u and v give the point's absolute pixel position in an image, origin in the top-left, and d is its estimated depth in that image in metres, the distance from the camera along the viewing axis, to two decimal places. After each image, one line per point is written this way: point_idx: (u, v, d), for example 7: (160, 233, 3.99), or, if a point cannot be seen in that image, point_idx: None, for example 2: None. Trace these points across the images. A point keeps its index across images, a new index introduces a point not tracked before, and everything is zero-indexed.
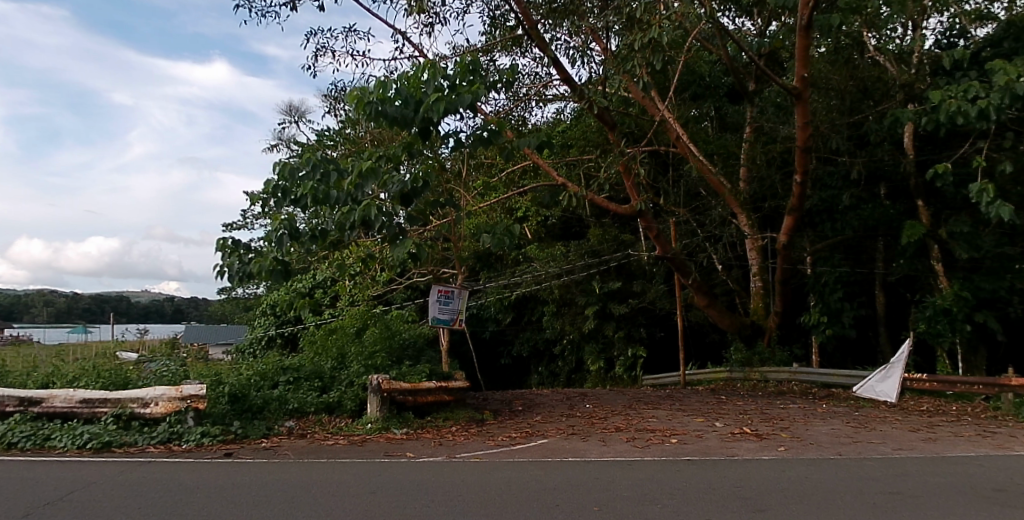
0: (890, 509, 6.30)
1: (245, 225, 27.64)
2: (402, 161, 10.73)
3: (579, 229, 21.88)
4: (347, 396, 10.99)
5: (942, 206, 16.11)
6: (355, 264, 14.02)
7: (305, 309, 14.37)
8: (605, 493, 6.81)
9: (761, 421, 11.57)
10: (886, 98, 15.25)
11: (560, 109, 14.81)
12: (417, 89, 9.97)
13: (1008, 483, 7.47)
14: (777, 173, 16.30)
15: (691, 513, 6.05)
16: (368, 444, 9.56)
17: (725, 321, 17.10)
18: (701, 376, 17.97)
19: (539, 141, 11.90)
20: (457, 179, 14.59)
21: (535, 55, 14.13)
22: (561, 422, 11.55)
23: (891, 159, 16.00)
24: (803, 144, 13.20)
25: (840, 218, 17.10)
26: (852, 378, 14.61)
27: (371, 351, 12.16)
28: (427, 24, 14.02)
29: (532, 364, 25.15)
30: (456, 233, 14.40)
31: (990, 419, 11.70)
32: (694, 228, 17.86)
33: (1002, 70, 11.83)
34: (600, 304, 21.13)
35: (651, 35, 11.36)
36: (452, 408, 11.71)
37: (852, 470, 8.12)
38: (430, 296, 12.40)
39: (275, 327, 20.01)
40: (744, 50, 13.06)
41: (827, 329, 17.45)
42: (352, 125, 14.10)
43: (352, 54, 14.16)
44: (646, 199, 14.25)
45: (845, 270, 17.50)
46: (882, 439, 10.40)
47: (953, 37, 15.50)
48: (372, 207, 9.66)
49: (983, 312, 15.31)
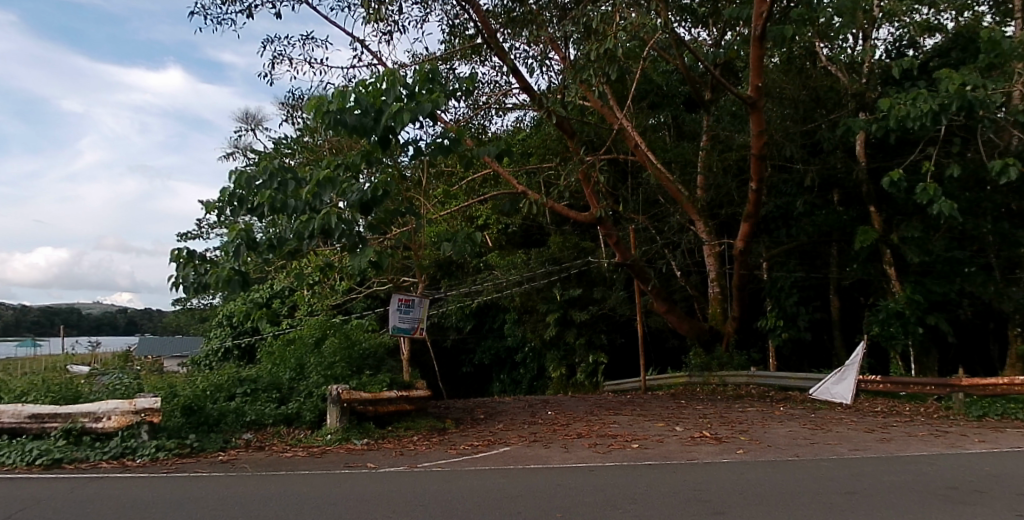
0: (848, 509, 6.41)
1: (200, 235, 27.07)
2: (361, 170, 10.62)
3: (540, 236, 21.97)
4: (306, 408, 10.83)
5: (894, 212, 16.51)
6: (313, 273, 13.83)
7: (263, 320, 14.12)
8: (567, 499, 6.81)
9: (721, 425, 11.71)
10: (838, 107, 15.48)
11: (520, 117, 14.87)
12: (376, 97, 9.90)
13: (960, 481, 7.65)
14: (733, 181, 16.74)
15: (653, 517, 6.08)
16: (327, 455, 9.42)
17: (684, 326, 17.28)
18: (662, 381, 18.13)
19: (500, 150, 11.92)
20: (417, 187, 14.49)
21: (495, 64, 14.16)
22: (523, 429, 11.52)
23: (843, 167, 16.32)
24: (758, 151, 13.43)
25: (795, 224, 17.41)
26: (809, 380, 14.86)
27: (330, 361, 11.99)
28: (386, 32, 14.01)
29: (494, 372, 25.10)
30: (417, 242, 14.35)
31: (941, 418, 12.01)
32: (653, 235, 18.03)
33: (950, 78, 12.20)
34: (561, 311, 21.22)
35: (608, 45, 11.54)
36: (413, 418, 11.62)
37: (810, 471, 8.24)
38: (391, 305, 12.29)
39: (232, 339, 19.62)
40: (701, 60, 13.26)
41: (783, 332, 17.80)
42: (309, 133, 13.93)
43: (309, 61, 14.06)
44: (606, 206, 14.34)
45: (800, 275, 17.90)
46: (838, 440, 10.60)
47: (903, 47, 16.02)
48: (332, 216, 9.58)
49: (934, 315, 15.72)
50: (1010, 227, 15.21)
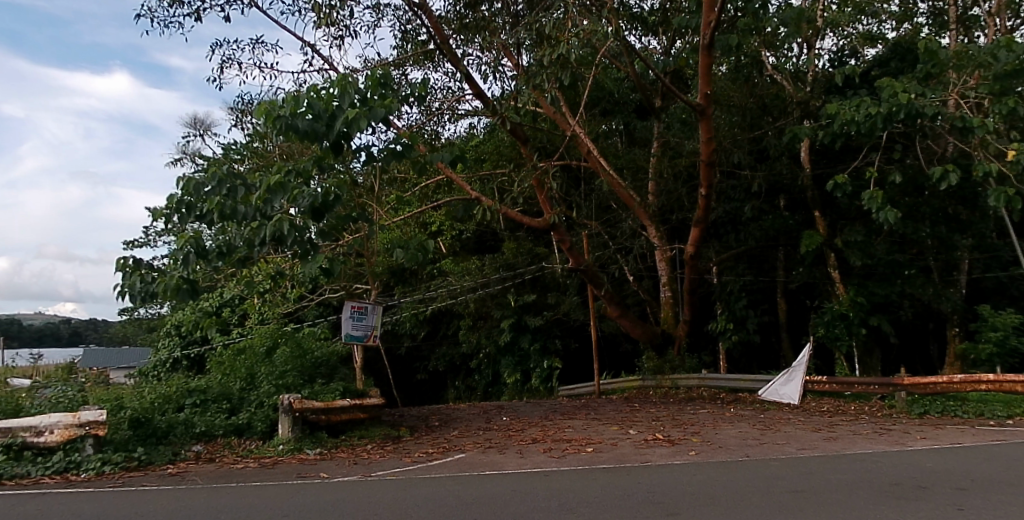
0: (795, 507, 6.57)
1: (148, 242, 26.37)
2: (313, 176, 10.53)
3: (494, 242, 22.03)
4: (257, 418, 10.67)
5: (838, 217, 16.91)
6: (264, 281, 13.61)
7: (212, 329, 13.84)
8: (522, 504, 6.83)
9: (673, 427, 11.88)
10: (784, 114, 15.85)
11: (473, 123, 14.90)
12: (329, 103, 9.84)
13: (903, 477, 7.91)
14: (683, 187, 17.03)
15: None
16: (280, 466, 9.28)
17: (638, 330, 17.48)
18: (616, 385, 18.34)
19: (453, 156, 11.92)
20: (370, 193, 14.38)
21: (447, 69, 14.17)
22: (478, 436, 11.51)
23: (789, 173, 16.64)
24: (707, 158, 13.68)
25: (743, 229, 17.75)
26: (758, 382, 15.17)
27: (281, 370, 11.80)
28: (338, 37, 13.95)
29: (449, 379, 25.02)
30: (370, 249, 14.25)
31: (885, 416, 12.39)
32: (606, 241, 18.17)
33: (891, 86, 12.63)
34: (516, 316, 21.24)
35: (561, 52, 11.62)
36: (367, 426, 11.54)
37: (759, 471, 8.42)
38: (344, 313, 12.18)
39: (181, 349, 19.17)
40: (651, 68, 13.41)
41: (733, 335, 18.16)
42: (259, 139, 13.73)
43: (258, 65, 13.89)
44: (560, 212, 14.44)
45: (748, 278, 18.26)
46: (787, 440, 10.85)
47: (846, 57, 16.35)
48: (284, 222, 9.47)
49: (877, 316, 16.21)
50: (948, 231, 15.86)
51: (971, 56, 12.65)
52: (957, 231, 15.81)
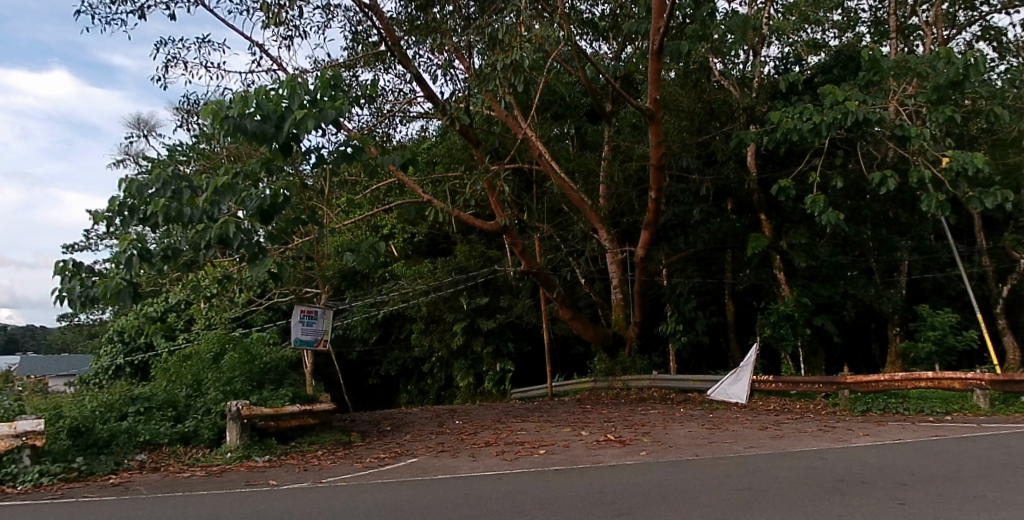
0: (743, 504, 6.70)
1: (87, 246, 25.50)
2: (261, 178, 10.37)
3: (446, 245, 21.97)
4: (204, 426, 10.46)
5: (782, 219, 17.24)
6: (211, 285, 13.32)
7: (156, 335, 13.49)
8: (476, 507, 6.81)
9: (624, 428, 12.01)
10: (731, 120, 16.13)
11: (424, 126, 14.84)
12: (278, 104, 9.70)
13: (847, 473, 8.12)
14: (633, 190, 17.25)
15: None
16: (227, 474, 9.09)
17: (589, 333, 17.62)
18: (568, 387, 18.49)
19: (405, 159, 11.86)
20: (320, 195, 14.19)
21: (398, 71, 14.10)
22: (430, 440, 11.46)
23: (736, 177, 16.92)
24: (657, 162, 13.86)
25: (692, 232, 18.02)
26: (707, 382, 15.42)
27: (228, 376, 11.57)
28: (287, 37, 13.77)
29: (401, 383, 24.85)
30: (319, 252, 14.06)
31: (829, 414, 12.72)
32: (558, 244, 18.27)
33: (833, 93, 12.99)
34: (468, 319, 21.19)
35: (513, 56, 11.64)
36: (317, 432, 11.37)
37: (707, 470, 8.57)
38: (293, 317, 11.94)
39: (124, 356, 18.64)
40: (601, 72, 13.53)
41: (683, 337, 18.45)
42: (205, 139, 13.43)
43: (205, 65, 13.60)
44: (512, 215, 14.48)
45: (697, 280, 18.58)
46: (735, 439, 11.06)
47: (790, 64, 16.48)
48: (230, 225, 9.27)
49: (820, 317, 16.65)
50: (888, 233, 16.39)
51: (910, 65, 13.08)
52: (897, 233, 16.48)
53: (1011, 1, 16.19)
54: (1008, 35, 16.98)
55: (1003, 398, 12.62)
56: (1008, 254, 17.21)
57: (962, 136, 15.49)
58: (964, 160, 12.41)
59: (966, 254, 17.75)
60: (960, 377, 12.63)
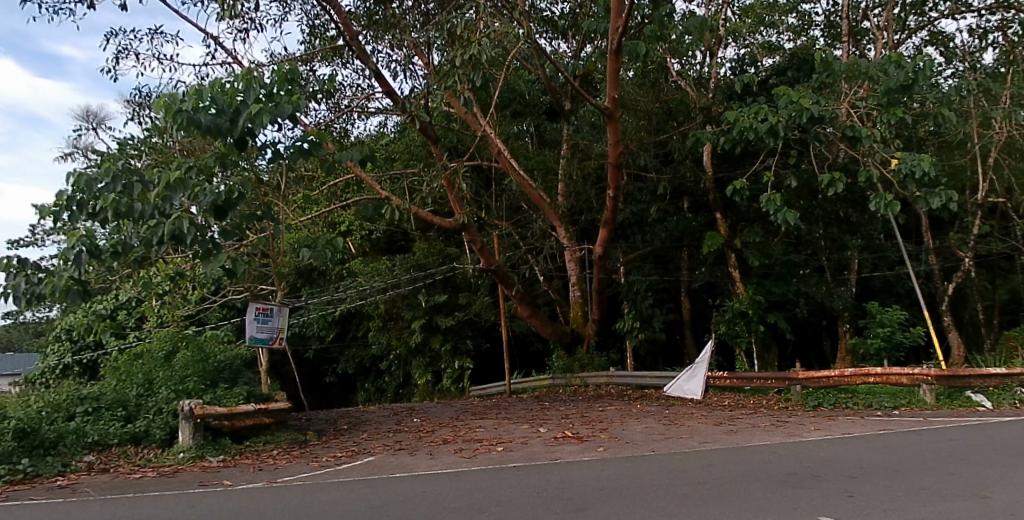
0: (698, 499, 6.79)
1: (34, 242, 24.76)
2: (215, 173, 10.20)
3: (404, 242, 21.83)
4: (155, 425, 10.25)
5: (737, 218, 17.52)
6: (163, 282, 13.04)
7: (105, 333, 13.16)
8: (432, 505, 6.79)
9: (581, 424, 12.10)
10: (688, 119, 16.33)
11: (383, 122, 14.73)
12: (233, 98, 9.53)
13: (798, 467, 8.30)
14: (592, 188, 17.36)
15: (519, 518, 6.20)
16: (180, 474, 8.93)
17: (548, 330, 17.70)
18: (526, 384, 18.58)
19: (363, 155, 11.76)
20: (275, 191, 13.97)
21: (356, 66, 13.97)
22: (388, 438, 11.39)
23: (692, 176, 17.14)
24: (615, 160, 13.97)
25: (649, 230, 18.22)
26: (664, 379, 15.60)
27: (181, 375, 11.26)
28: (242, 30, 13.55)
29: (359, 381, 24.66)
30: (274, 249, 13.87)
31: (782, 409, 12.98)
32: (517, 241, 18.32)
33: (787, 95, 13.17)
34: (426, 317, 21.13)
35: (472, 52, 11.62)
36: (273, 431, 11.22)
37: (663, 465, 8.68)
38: (248, 315, 11.79)
39: (72, 355, 18.16)
40: (560, 71, 13.58)
41: (640, 334, 18.65)
42: (158, 133, 13.12)
43: (157, 57, 13.31)
44: (470, 213, 14.47)
45: (654, 278, 18.81)
46: (690, 434, 11.24)
47: (746, 65, 16.68)
48: (184, 220, 9.08)
49: (773, 314, 16.98)
50: (839, 232, 16.79)
51: (862, 69, 13.37)
52: (847, 232, 16.90)
53: (957, 8, 16.70)
54: (954, 41, 17.49)
55: (948, 392, 12.97)
56: (953, 253, 17.75)
57: (911, 138, 15.90)
58: (911, 162, 12.78)
59: (913, 253, 18.26)
60: (908, 373, 12.96)
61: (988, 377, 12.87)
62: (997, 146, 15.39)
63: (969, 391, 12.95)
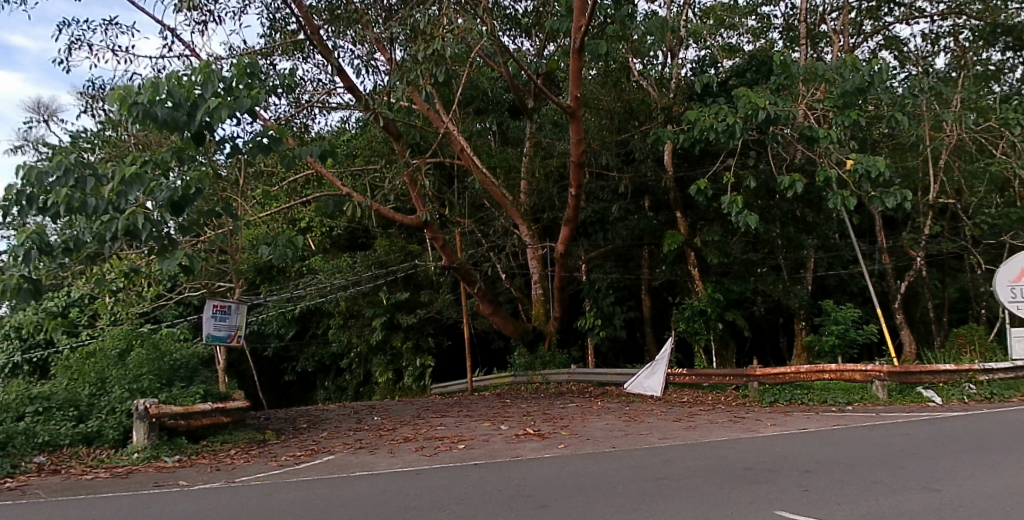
0: (657, 494, 6.86)
1: None
2: (172, 168, 10.00)
3: (366, 240, 21.67)
4: (108, 425, 10.03)
5: (697, 217, 17.74)
6: (117, 279, 12.75)
7: (56, 332, 12.81)
8: (393, 504, 6.76)
9: (543, 421, 12.15)
10: (649, 119, 16.48)
11: (344, 117, 14.59)
12: (190, 91, 9.33)
13: (755, 462, 8.45)
14: (554, 186, 17.43)
15: (479, 515, 6.20)
16: (134, 475, 8.75)
17: (510, 327, 17.72)
18: (488, 381, 18.60)
19: (323, 150, 11.59)
20: (233, 187, 13.73)
21: (318, 61, 13.83)
22: (348, 436, 11.31)
23: (653, 175, 17.30)
24: (578, 159, 14.04)
25: (611, 228, 18.36)
26: (625, 375, 15.74)
27: (135, 373, 11.00)
28: (201, 22, 13.31)
29: (319, 379, 24.41)
30: (232, 245, 13.64)
31: (739, 405, 13.20)
32: (479, 238, 18.31)
33: (746, 97, 13.34)
34: (388, 315, 21.02)
35: (435, 47, 11.54)
36: (231, 430, 11.06)
37: (623, 461, 8.76)
38: (205, 312, 11.61)
39: (22, 353, 17.67)
40: (523, 69, 13.58)
41: (601, 331, 18.80)
42: (112, 126, 12.79)
43: (112, 48, 13.00)
44: (432, 210, 14.41)
45: (615, 276, 18.97)
46: (650, 430, 11.36)
47: (706, 66, 16.79)
48: (138, 216, 8.88)
49: (732, 312, 17.24)
50: (796, 231, 17.11)
51: (819, 72, 13.64)
52: (804, 232, 17.24)
53: (911, 13, 17.11)
54: (908, 46, 17.94)
55: (899, 388, 13.29)
56: (905, 253, 18.22)
57: (865, 140, 16.24)
58: (867, 163, 13.04)
59: (867, 252, 18.70)
60: (861, 369, 13.26)
61: (938, 373, 13.21)
62: (947, 148, 15.82)
63: (920, 387, 13.29)
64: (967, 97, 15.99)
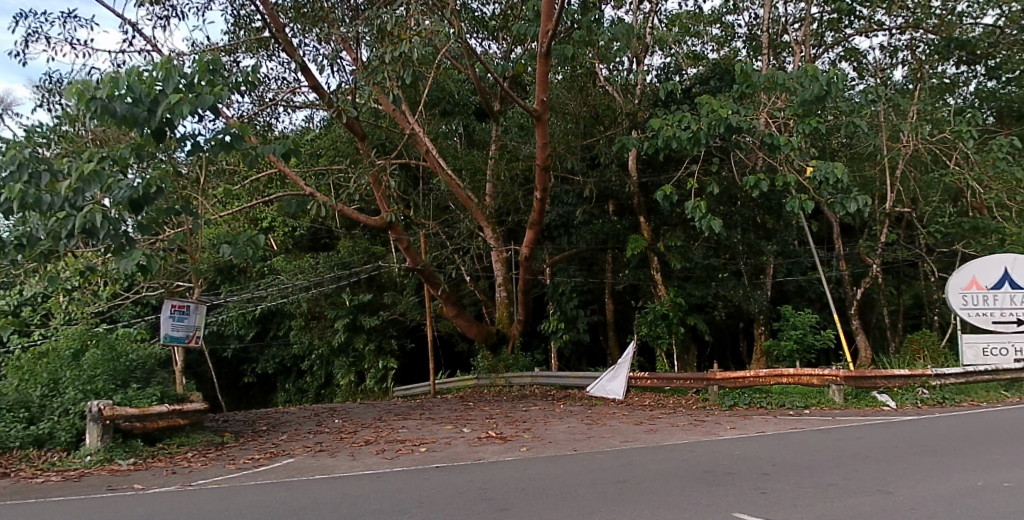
0: (617, 497, 6.90)
1: None
2: (131, 165, 9.82)
3: (329, 240, 21.50)
4: (60, 427, 9.80)
5: (660, 222, 17.93)
6: (71, 278, 12.46)
7: (5, 331, 12.46)
8: (354, 507, 6.71)
9: (505, 424, 12.16)
10: (615, 124, 16.60)
11: (308, 117, 14.45)
12: (151, 87, 9.15)
13: (714, 464, 8.57)
14: (519, 190, 17.49)
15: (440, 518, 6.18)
16: (87, 478, 8.57)
17: (474, 330, 17.71)
18: (451, 384, 18.56)
19: (287, 149, 11.43)
20: (194, 185, 13.51)
21: (282, 59, 13.69)
22: (308, 439, 11.20)
23: (617, 181, 17.42)
24: (543, 162, 14.09)
25: (575, 232, 18.48)
26: (587, 379, 15.82)
27: (89, 375, 10.74)
28: (163, 17, 13.10)
29: (279, 381, 24.11)
30: (192, 244, 13.42)
31: (700, 409, 13.37)
32: (443, 241, 18.26)
33: (709, 104, 13.53)
34: (350, 316, 20.86)
35: (402, 49, 11.50)
36: (187, 433, 10.88)
37: (584, 464, 8.81)
38: (162, 312, 11.40)
39: None
40: (490, 71, 13.54)
41: (564, 334, 18.88)
42: (68, 121, 12.48)
43: (70, 41, 12.72)
44: (396, 211, 14.36)
45: (579, 280, 19.09)
46: (611, 433, 11.44)
47: (671, 74, 16.79)
48: (96, 214, 8.70)
49: (693, 316, 17.44)
50: (756, 238, 17.41)
51: (781, 82, 13.86)
52: (763, 238, 17.54)
53: (870, 26, 17.53)
54: (867, 58, 18.37)
55: (855, 392, 13.58)
56: (861, 260, 18.64)
57: (825, 149, 16.57)
58: (826, 170, 13.29)
59: (825, 259, 19.09)
60: (818, 373, 13.54)
61: (892, 378, 13.52)
62: (904, 158, 16.22)
63: (875, 392, 13.59)
64: (923, 108, 16.40)
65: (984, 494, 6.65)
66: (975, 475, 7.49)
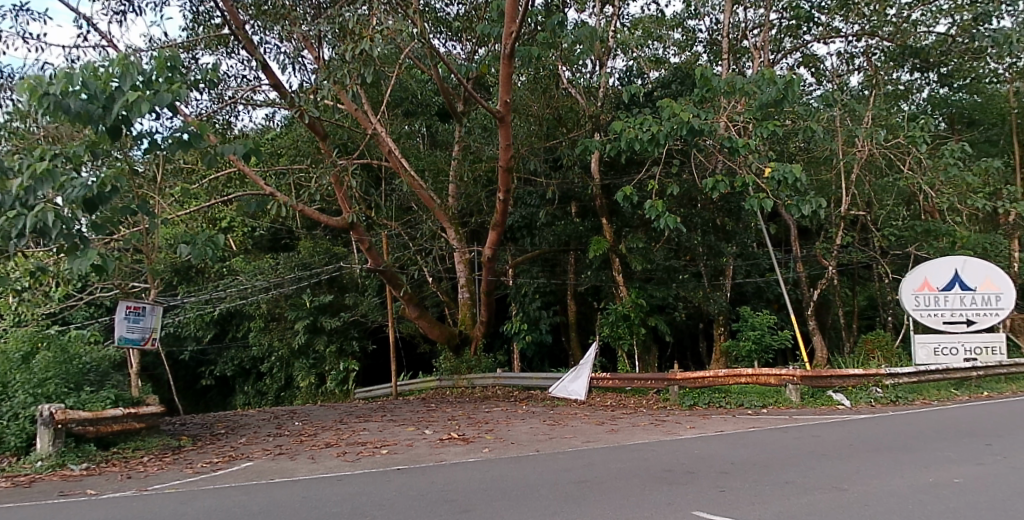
0: (578, 497, 6.95)
1: None
2: (84, 162, 9.61)
3: (289, 240, 21.28)
4: (9, 432, 9.68)
5: (622, 224, 18.10)
6: (20, 278, 12.14)
7: None
8: (313, 510, 6.65)
9: (466, 425, 12.17)
10: (577, 126, 16.69)
11: (268, 116, 14.30)
12: (106, 83, 8.94)
13: (674, 464, 8.68)
14: (483, 191, 17.52)
15: None
16: (38, 484, 8.36)
17: (436, 332, 17.65)
18: (414, 385, 18.50)
19: (247, 148, 11.27)
20: (150, 184, 13.28)
21: (243, 57, 13.51)
22: (268, 442, 11.07)
23: (580, 182, 17.54)
24: (506, 163, 14.11)
25: (538, 233, 18.57)
26: (549, 379, 15.89)
27: (41, 377, 10.32)
28: (118, 11, 12.83)
29: (238, 384, 23.78)
30: (148, 244, 13.17)
31: (659, 409, 13.52)
32: (405, 241, 18.18)
33: (670, 106, 13.69)
34: (311, 318, 20.67)
35: (363, 47, 11.44)
36: (142, 437, 10.68)
37: (545, 464, 8.86)
38: (117, 313, 11.13)
39: None
40: (453, 72, 13.44)
41: (527, 335, 18.96)
42: (19, 117, 12.16)
43: (21, 35, 12.38)
44: (358, 211, 14.27)
45: (542, 281, 19.17)
46: (573, 433, 11.52)
47: (633, 77, 17.02)
48: (48, 213, 8.48)
49: (654, 317, 17.63)
50: (716, 240, 17.67)
51: (740, 86, 14.07)
52: (723, 239, 17.81)
53: (827, 33, 17.90)
54: (824, 63, 18.76)
55: (812, 391, 13.86)
56: (818, 262, 19.03)
57: (783, 152, 16.87)
58: (784, 172, 13.52)
59: (783, 260, 19.46)
60: (776, 373, 13.82)
61: (847, 377, 13.82)
62: (858, 162, 16.62)
63: (830, 391, 13.87)
64: (878, 114, 16.80)
65: (934, 490, 6.84)
66: (924, 471, 7.70)
